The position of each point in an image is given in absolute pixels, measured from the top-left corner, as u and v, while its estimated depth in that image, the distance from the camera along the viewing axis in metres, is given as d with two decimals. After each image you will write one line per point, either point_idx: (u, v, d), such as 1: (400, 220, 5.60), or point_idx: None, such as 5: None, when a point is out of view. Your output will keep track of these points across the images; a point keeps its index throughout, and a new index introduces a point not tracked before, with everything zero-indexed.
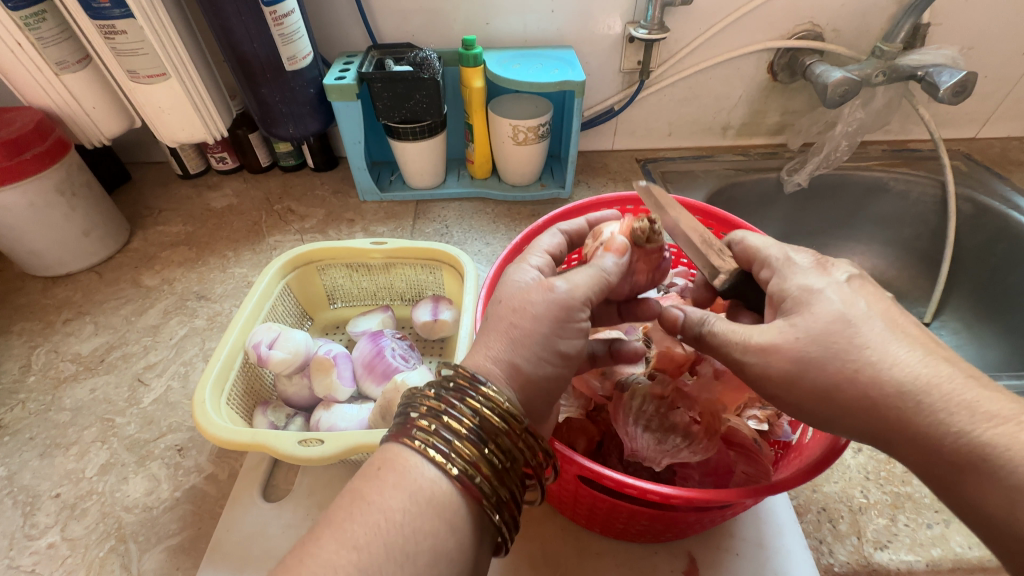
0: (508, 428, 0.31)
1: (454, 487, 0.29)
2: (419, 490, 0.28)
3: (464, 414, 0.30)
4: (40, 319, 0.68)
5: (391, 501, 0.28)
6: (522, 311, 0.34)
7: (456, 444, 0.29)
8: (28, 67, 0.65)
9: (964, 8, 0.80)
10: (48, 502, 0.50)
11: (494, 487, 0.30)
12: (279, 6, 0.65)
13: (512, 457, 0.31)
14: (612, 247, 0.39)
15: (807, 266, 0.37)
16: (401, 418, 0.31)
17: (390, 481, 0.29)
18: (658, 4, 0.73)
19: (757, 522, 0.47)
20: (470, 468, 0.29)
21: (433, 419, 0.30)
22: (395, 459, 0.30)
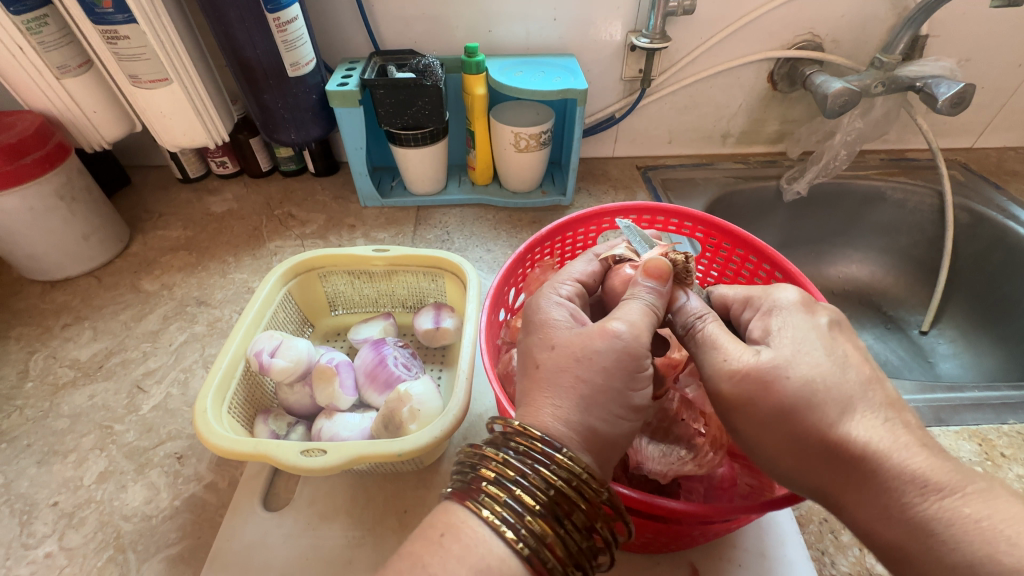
0: (584, 502, 0.30)
1: (524, 564, 0.28)
2: (486, 566, 0.27)
3: (534, 484, 0.30)
4: (38, 324, 0.68)
5: (456, 573, 0.26)
6: (587, 361, 0.32)
7: (528, 518, 0.29)
8: (29, 72, 0.65)
9: (961, 19, 0.81)
10: (46, 511, 0.49)
11: (563, 564, 0.29)
12: (283, 13, 0.65)
13: (582, 533, 0.30)
14: (652, 271, 0.38)
15: (791, 305, 0.37)
16: (469, 482, 0.31)
17: (454, 552, 0.27)
18: (659, 14, 0.74)
19: (758, 533, 0.47)
20: (542, 548, 0.28)
21: (505, 488, 0.30)
22: (460, 522, 0.29)
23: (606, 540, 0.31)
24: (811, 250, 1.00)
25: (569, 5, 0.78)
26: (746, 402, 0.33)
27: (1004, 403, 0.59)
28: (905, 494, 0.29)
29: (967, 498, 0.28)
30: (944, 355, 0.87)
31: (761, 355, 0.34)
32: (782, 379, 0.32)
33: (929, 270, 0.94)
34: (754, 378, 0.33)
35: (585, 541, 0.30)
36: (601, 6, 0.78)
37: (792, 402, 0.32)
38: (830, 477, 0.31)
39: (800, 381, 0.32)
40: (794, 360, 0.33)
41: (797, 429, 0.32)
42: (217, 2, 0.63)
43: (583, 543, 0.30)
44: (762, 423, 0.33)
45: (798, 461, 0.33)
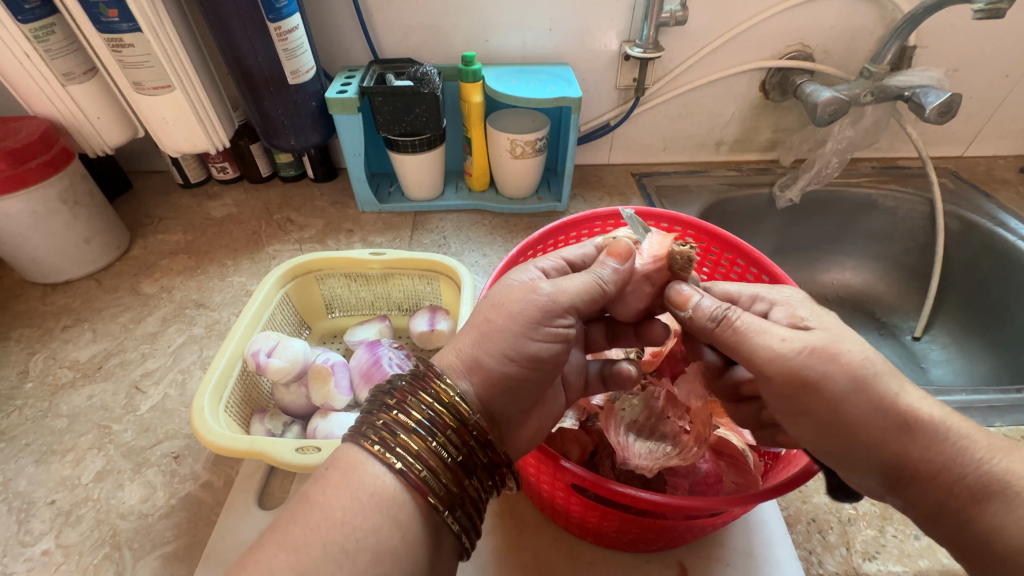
0: (461, 425, 0.32)
1: (405, 486, 0.29)
2: (362, 487, 0.29)
3: (414, 410, 0.31)
4: (39, 326, 0.68)
5: (334, 501, 0.28)
6: (500, 308, 0.35)
7: (407, 441, 0.30)
8: (35, 78, 0.66)
9: (948, 31, 0.83)
10: (44, 509, 0.50)
11: (444, 485, 0.30)
12: (284, 23, 0.67)
13: (464, 452, 0.31)
14: (614, 249, 0.40)
15: (798, 300, 0.39)
16: (363, 420, 0.31)
17: (336, 481, 0.29)
18: (652, 24, 0.75)
19: (747, 532, 0.48)
20: (418, 462, 0.29)
21: (390, 416, 0.31)
22: (364, 464, 0.30)
23: (485, 459, 0.32)
24: (805, 256, 1.01)
25: (565, 15, 0.79)
26: (825, 370, 0.33)
27: (992, 406, 0.60)
28: (973, 451, 0.33)
29: (1015, 450, 0.33)
30: (936, 361, 0.88)
31: (816, 335, 0.34)
32: (843, 354, 0.33)
33: (921, 277, 0.95)
34: (822, 355, 0.34)
35: (470, 464, 0.31)
36: (596, 17, 0.79)
37: (862, 376, 0.33)
38: (902, 447, 0.33)
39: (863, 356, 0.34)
40: (847, 342, 0.34)
41: (876, 396, 0.33)
42: (220, 11, 0.65)
43: (466, 462, 0.31)
44: (838, 398, 0.33)
45: (876, 432, 0.33)
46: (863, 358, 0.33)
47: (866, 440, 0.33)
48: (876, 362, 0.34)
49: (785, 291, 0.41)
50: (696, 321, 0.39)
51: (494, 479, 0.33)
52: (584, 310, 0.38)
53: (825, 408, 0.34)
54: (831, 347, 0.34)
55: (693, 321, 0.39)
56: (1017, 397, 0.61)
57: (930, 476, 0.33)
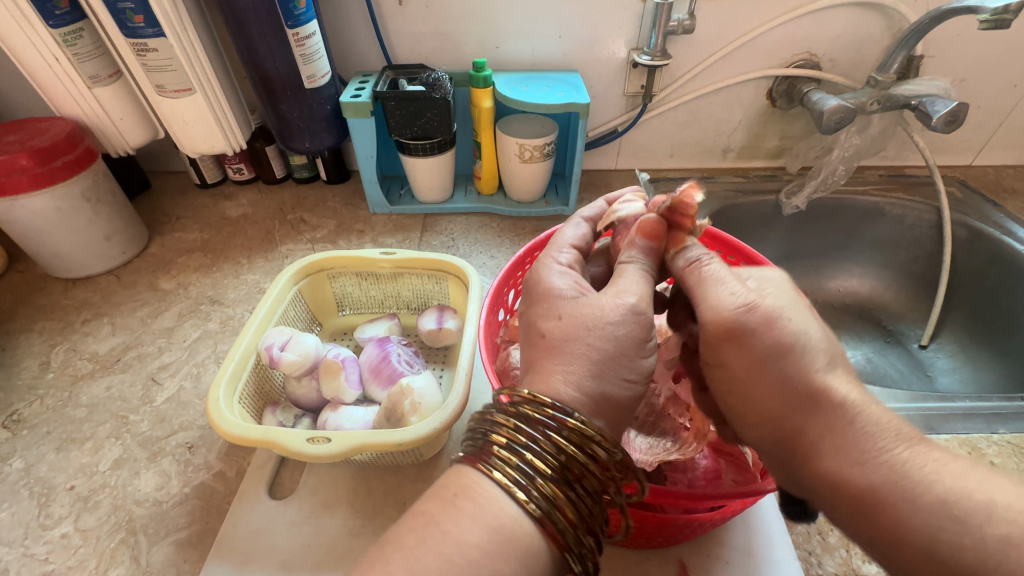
0: (592, 468, 0.31)
1: (539, 528, 0.29)
2: (498, 526, 0.28)
3: (547, 449, 0.31)
4: (60, 319, 0.71)
5: (468, 535, 0.27)
6: (597, 329, 0.35)
7: (540, 481, 0.29)
8: (63, 80, 0.69)
9: (955, 41, 0.83)
10: (63, 494, 0.52)
11: (574, 529, 0.30)
12: (302, 29, 0.69)
13: (593, 498, 0.31)
14: (641, 232, 0.41)
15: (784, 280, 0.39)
16: (493, 456, 0.31)
17: (468, 512, 0.28)
18: (660, 33, 0.77)
19: (747, 531, 0.48)
20: (552, 508, 0.29)
21: (524, 454, 0.30)
22: (495, 501, 0.29)
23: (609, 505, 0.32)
24: (810, 264, 1.02)
25: (574, 23, 0.81)
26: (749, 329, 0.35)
27: (996, 414, 0.60)
28: (878, 439, 0.32)
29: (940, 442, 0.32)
30: (942, 369, 0.88)
31: (751, 304, 0.35)
32: (782, 321, 0.35)
33: (928, 285, 0.95)
34: (760, 315, 0.35)
35: (596, 506, 0.31)
36: (605, 24, 0.81)
37: (785, 344, 0.34)
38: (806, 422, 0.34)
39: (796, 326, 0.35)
40: (782, 320, 0.35)
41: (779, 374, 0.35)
42: (241, 18, 0.67)
43: (593, 504, 0.31)
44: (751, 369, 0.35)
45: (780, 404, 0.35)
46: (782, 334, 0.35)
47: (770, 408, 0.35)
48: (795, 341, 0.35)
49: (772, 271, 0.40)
50: (677, 262, 0.40)
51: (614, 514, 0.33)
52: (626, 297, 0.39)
53: (741, 368, 0.36)
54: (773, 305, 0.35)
55: (673, 264, 0.41)
56: (1021, 404, 0.61)
57: (824, 458, 0.33)
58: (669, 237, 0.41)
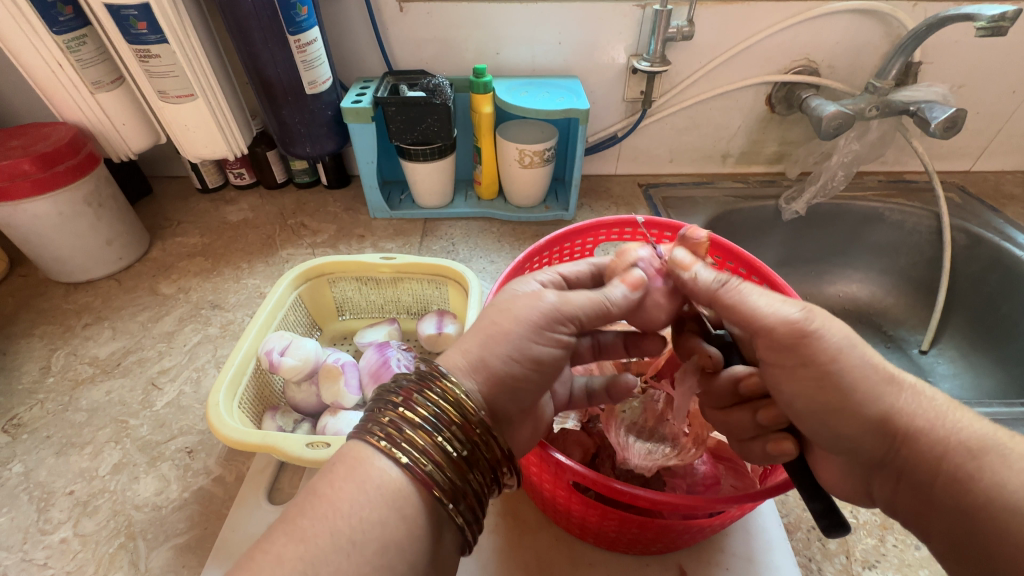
0: (464, 421, 0.32)
1: (411, 480, 0.30)
2: (368, 482, 0.29)
3: (420, 405, 0.31)
4: (61, 323, 0.71)
5: (341, 494, 0.29)
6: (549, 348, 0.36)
7: (416, 435, 0.30)
8: (66, 86, 0.69)
9: (953, 48, 0.84)
10: (62, 498, 0.52)
11: (451, 481, 0.30)
12: (304, 35, 0.70)
13: (469, 449, 0.31)
14: (628, 278, 0.40)
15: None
16: (370, 416, 0.32)
17: (341, 476, 0.30)
18: (659, 39, 0.77)
19: (748, 537, 0.48)
20: (424, 460, 0.30)
21: (399, 412, 0.31)
22: (374, 464, 0.30)
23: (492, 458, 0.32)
24: (810, 269, 1.02)
25: (574, 30, 0.81)
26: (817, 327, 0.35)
27: (996, 420, 0.60)
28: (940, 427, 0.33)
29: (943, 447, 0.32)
30: (943, 375, 0.87)
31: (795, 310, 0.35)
32: (829, 316, 0.35)
33: (928, 290, 0.95)
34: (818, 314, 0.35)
35: (474, 457, 0.32)
36: (604, 31, 0.81)
37: (854, 338, 0.34)
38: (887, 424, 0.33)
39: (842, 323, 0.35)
40: (830, 321, 0.35)
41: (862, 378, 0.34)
42: (243, 24, 0.68)
43: (474, 457, 0.32)
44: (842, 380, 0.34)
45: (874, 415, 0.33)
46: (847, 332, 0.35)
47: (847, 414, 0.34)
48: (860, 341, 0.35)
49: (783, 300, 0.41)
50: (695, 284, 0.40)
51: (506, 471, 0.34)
52: (587, 323, 0.39)
53: (816, 375, 0.34)
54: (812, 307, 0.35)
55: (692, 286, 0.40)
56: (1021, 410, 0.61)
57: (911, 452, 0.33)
58: (676, 261, 0.41)
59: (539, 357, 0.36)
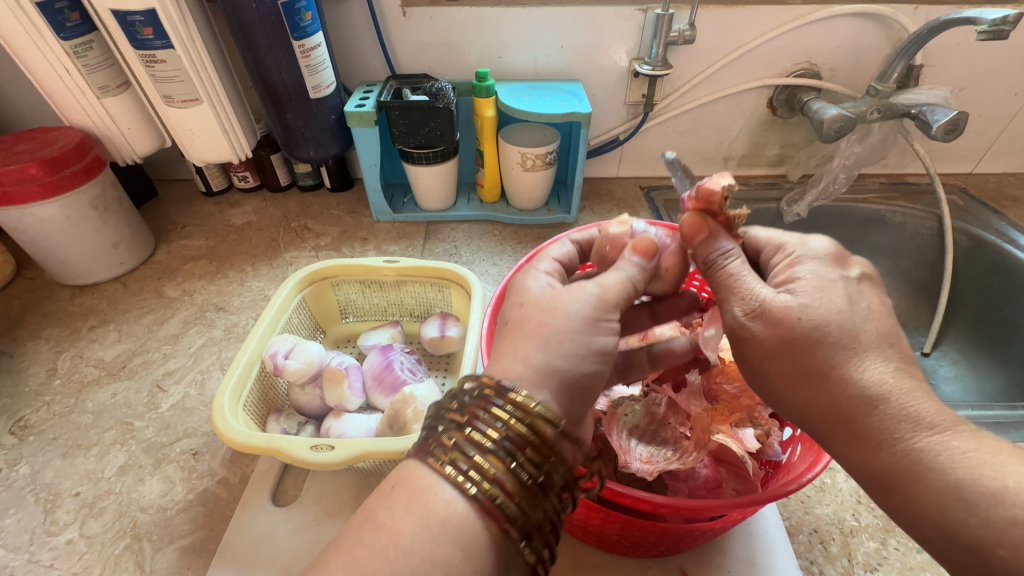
0: (536, 439, 0.30)
1: (478, 511, 0.29)
2: (431, 514, 0.28)
3: (489, 425, 0.30)
4: (67, 325, 0.71)
5: (401, 524, 0.28)
6: (552, 312, 0.34)
7: (483, 458, 0.29)
8: (73, 91, 0.70)
9: (954, 51, 0.84)
10: (68, 500, 0.52)
11: (522, 511, 0.29)
12: (307, 40, 0.70)
13: (541, 470, 0.30)
14: (637, 247, 0.39)
15: (820, 254, 0.37)
16: (435, 441, 0.31)
17: (401, 502, 0.29)
18: (661, 43, 0.78)
19: (749, 541, 0.48)
20: (493, 487, 0.29)
21: (466, 436, 0.30)
22: (440, 494, 0.29)
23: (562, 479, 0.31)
24: None
25: (576, 34, 0.82)
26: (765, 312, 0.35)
27: (998, 422, 0.60)
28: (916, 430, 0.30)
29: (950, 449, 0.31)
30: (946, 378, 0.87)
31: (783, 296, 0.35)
32: (795, 313, 0.34)
33: (930, 293, 0.95)
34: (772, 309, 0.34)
35: (545, 479, 0.30)
36: (606, 35, 0.82)
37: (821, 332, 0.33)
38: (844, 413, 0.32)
39: (815, 318, 0.33)
40: (816, 300, 0.34)
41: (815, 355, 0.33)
42: (248, 30, 0.68)
43: (545, 482, 0.30)
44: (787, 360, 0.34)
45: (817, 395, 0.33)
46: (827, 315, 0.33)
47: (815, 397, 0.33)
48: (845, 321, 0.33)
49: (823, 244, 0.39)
50: (698, 251, 0.39)
51: (575, 496, 0.33)
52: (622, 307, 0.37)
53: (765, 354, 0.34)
54: (774, 302, 0.35)
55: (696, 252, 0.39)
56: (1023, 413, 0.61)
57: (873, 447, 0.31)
58: (685, 225, 0.40)
59: (603, 347, 0.34)
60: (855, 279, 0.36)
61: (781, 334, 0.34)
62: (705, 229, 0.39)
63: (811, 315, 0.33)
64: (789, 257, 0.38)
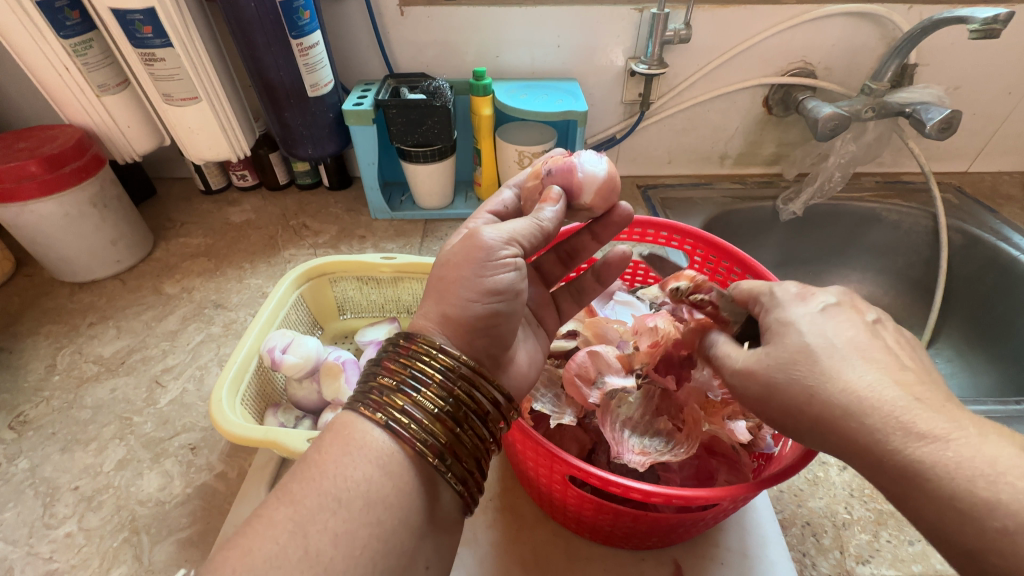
0: (444, 377, 0.35)
1: (393, 438, 0.32)
2: (352, 441, 0.32)
3: (401, 367, 0.35)
4: (66, 322, 0.72)
5: (328, 457, 0.32)
6: (457, 264, 0.38)
7: (395, 395, 0.33)
8: (73, 89, 0.71)
9: (948, 50, 0.84)
10: (67, 494, 0.53)
11: (435, 438, 0.33)
12: (305, 39, 0.71)
13: (451, 401, 0.34)
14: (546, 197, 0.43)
15: (787, 297, 0.39)
16: (360, 388, 0.35)
17: (327, 440, 0.33)
18: (656, 42, 0.78)
19: (742, 533, 0.49)
20: (403, 417, 0.33)
21: (380, 379, 0.35)
22: (363, 428, 0.33)
23: (473, 411, 0.35)
24: (809, 269, 1.02)
25: (572, 33, 0.82)
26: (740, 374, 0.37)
27: (992, 417, 0.60)
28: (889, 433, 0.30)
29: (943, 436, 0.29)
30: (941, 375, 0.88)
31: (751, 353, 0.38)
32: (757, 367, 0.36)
33: (926, 291, 0.95)
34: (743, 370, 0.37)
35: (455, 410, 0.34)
36: (602, 34, 0.82)
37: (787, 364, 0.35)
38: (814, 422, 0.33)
39: (779, 359, 0.35)
40: (779, 342, 0.36)
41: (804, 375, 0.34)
42: (247, 29, 0.69)
43: (459, 414, 0.34)
44: (766, 382, 0.36)
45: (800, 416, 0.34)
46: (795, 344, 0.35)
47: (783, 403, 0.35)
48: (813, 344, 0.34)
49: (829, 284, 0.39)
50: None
51: (490, 427, 0.36)
52: (530, 250, 0.41)
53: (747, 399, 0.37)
54: (744, 363, 0.37)
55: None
56: (1015, 409, 0.61)
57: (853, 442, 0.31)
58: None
59: (498, 287, 0.38)
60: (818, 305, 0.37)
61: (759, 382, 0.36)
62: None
63: (778, 356, 0.35)
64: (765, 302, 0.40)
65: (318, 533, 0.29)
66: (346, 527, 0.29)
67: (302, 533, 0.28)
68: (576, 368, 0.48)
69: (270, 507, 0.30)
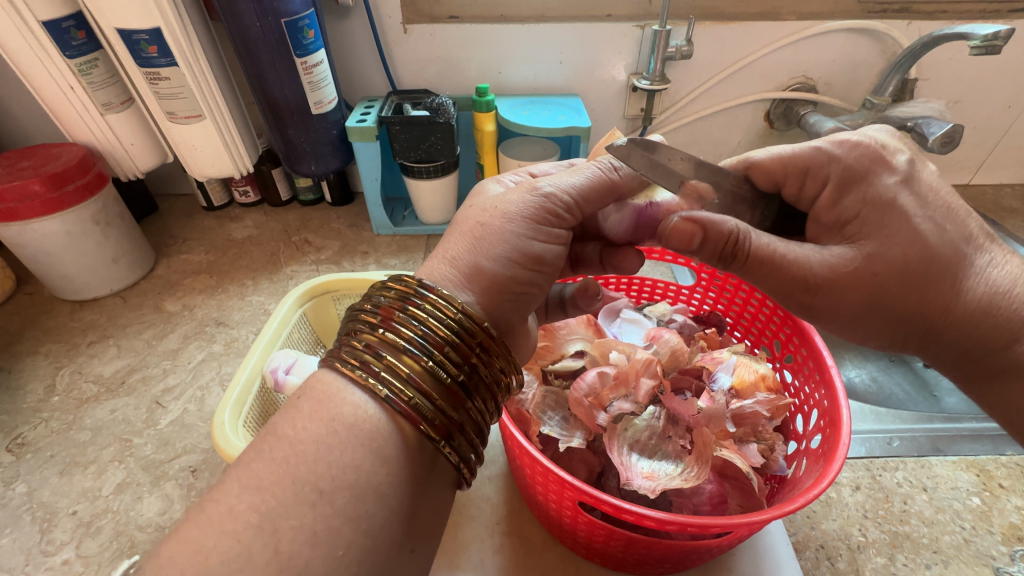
0: (459, 340, 0.32)
1: (390, 414, 0.30)
2: (343, 419, 0.30)
3: (407, 326, 0.32)
4: (67, 341, 0.71)
5: (308, 433, 0.29)
6: (497, 211, 0.37)
7: (401, 357, 0.31)
8: (77, 108, 0.71)
9: (948, 65, 0.85)
10: (65, 519, 0.52)
11: (440, 412, 0.30)
12: (310, 57, 0.71)
13: (463, 367, 0.32)
14: None
15: (865, 164, 0.39)
16: (348, 345, 0.32)
17: (306, 413, 0.30)
18: (658, 58, 0.78)
19: (756, 557, 0.47)
20: (409, 385, 0.30)
21: (381, 338, 0.31)
22: (352, 398, 0.30)
23: (484, 379, 0.33)
24: None
25: (574, 50, 0.83)
26: (833, 278, 0.37)
27: (1002, 435, 0.59)
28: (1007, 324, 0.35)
29: None
30: None
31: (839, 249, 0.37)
32: (870, 252, 0.37)
33: None
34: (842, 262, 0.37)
35: (468, 376, 0.32)
36: (603, 50, 0.83)
37: (915, 256, 0.36)
38: (926, 312, 0.37)
39: (898, 254, 0.36)
40: (885, 241, 0.36)
41: (919, 285, 0.36)
42: (252, 47, 0.69)
43: (468, 384, 0.32)
44: (875, 279, 0.36)
45: (911, 312, 0.37)
46: (904, 259, 0.36)
47: (898, 296, 0.36)
48: (923, 243, 0.36)
49: (860, 129, 0.42)
50: (709, 248, 0.39)
51: (497, 399, 0.34)
52: (580, 208, 0.40)
53: (864, 283, 0.37)
54: (843, 260, 0.37)
55: (705, 249, 0.39)
56: None
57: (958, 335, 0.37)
58: (673, 236, 0.39)
59: (538, 252, 0.37)
60: (904, 174, 0.38)
61: (870, 276, 0.36)
62: (700, 226, 0.38)
63: (890, 256, 0.36)
64: (873, 154, 0.39)
65: (291, 530, 0.26)
66: (326, 523, 0.27)
67: (270, 530, 0.26)
68: (584, 389, 0.49)
69: (229, 493, 0.27)
